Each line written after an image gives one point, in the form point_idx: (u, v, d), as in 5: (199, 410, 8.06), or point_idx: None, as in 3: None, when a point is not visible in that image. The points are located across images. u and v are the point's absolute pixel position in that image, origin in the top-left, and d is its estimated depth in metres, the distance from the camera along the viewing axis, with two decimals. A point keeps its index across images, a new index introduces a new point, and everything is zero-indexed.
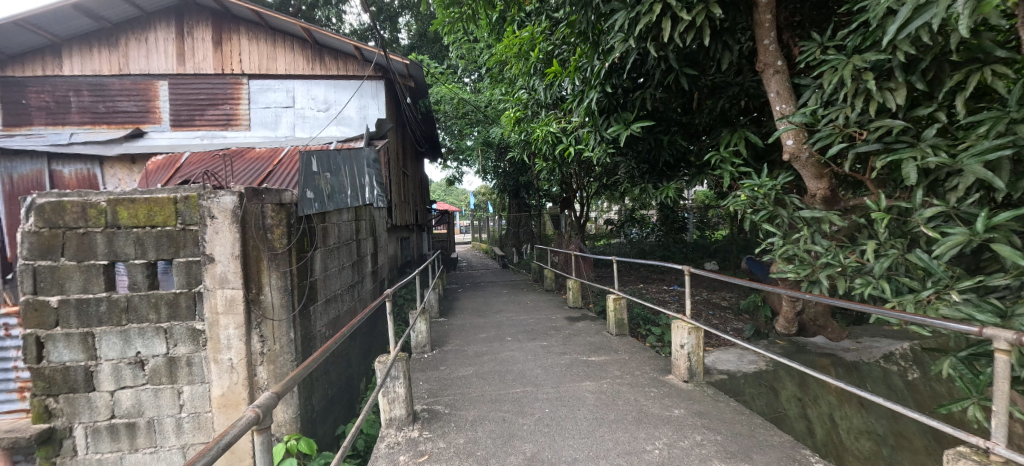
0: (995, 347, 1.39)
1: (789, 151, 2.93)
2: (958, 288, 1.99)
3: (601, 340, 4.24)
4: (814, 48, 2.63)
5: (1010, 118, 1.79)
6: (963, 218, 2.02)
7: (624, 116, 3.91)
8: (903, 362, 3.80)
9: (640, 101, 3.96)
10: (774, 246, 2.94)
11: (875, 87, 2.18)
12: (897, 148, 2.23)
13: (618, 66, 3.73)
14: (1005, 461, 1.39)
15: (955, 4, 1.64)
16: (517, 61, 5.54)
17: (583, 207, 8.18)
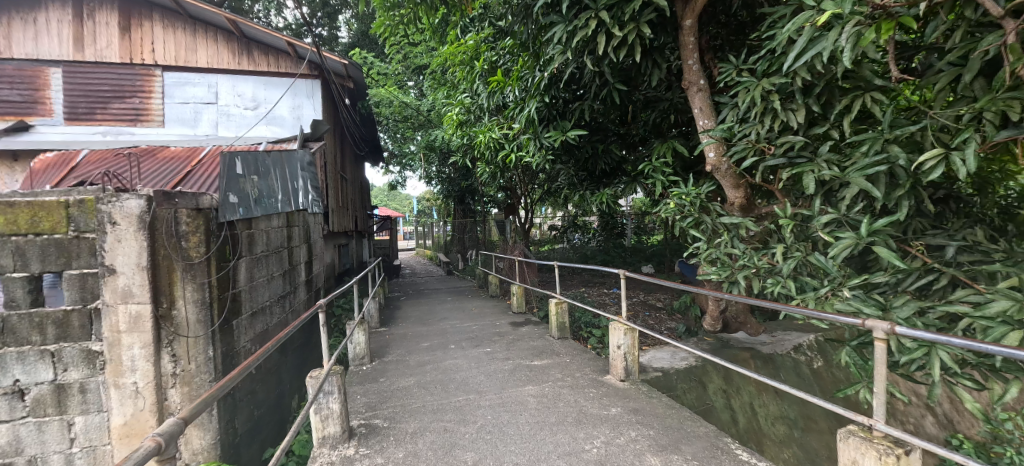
0: (875, 336, 1.60)
1: (711, 163, 3.18)
2: (849, 286, 2.25)
3: (543, 344, 4.31)
4: (731, 69, 2.89)
5: (885, 138, 2.07)
6: (852, 224, 2.29)
7: (564, 125, 4.04)
8: (809, 353, 4.24)
9: (580, 111, 4.10)
10: (699, 250, 3.16)
11: (781, 107, 2.43)
12: (799, 162, 2.49)
13: (557, 78, 3.85)
14: (885, 436, 1.59)
15: (840, 38, 1.88)
16: (460, 68, 5.54)
17: (527, 213, 8.30)
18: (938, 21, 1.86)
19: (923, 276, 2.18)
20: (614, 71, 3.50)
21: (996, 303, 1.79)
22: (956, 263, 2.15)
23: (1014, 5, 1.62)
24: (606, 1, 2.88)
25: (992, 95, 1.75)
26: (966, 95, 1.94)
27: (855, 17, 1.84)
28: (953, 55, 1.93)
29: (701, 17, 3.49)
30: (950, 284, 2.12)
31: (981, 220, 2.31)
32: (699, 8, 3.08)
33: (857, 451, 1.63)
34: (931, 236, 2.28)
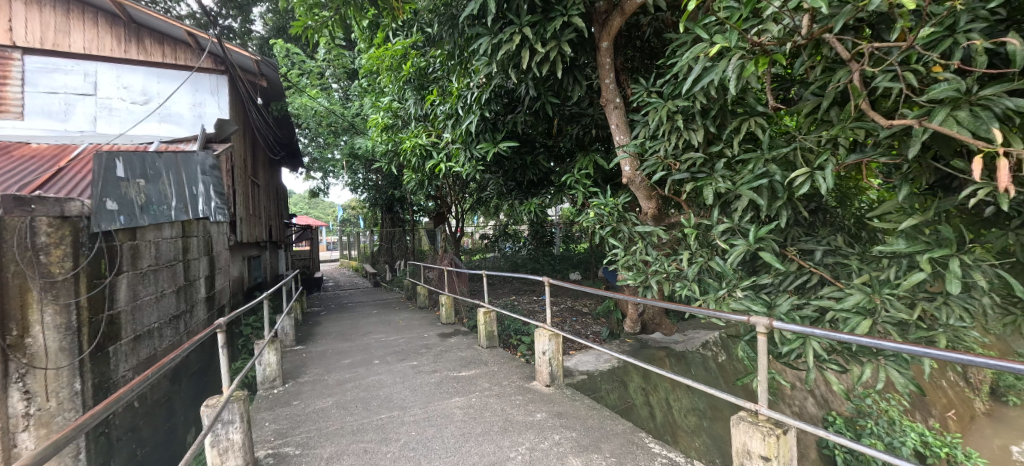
0: (758, 330, 1.82)
1: (627, 176, 3.40)
2: (741, 287, 2.53)
3: (472, 354, 4.28)
4: (642, 90, 3.12)
5: (765, 159, 2.39)
6: (743, 232, 2.58)
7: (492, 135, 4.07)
8: (715, 348, 4.66)
9: (509, 124, 4.19)
10: (617, 257, 3.35)
11: (683, 126, 2.69)
12: (700, 176, 2.76)
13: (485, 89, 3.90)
14: (767, 418, 1.80)
15: (728, 69, 2.14)
16: (388, 74, 5.40)
17: (458, 221, 8.24)
18: (803, 59, 2.18)
19: (800, 276, 2.50)
20: (537, 85, 3.62)
21: (852, 296, 2.12)
22: (824, 265, 2.51)
23: (856, 50, 1.95)
24: (529, 18, 2.98)
25: (843, 124, 2.08)
26: (825, 123, 2.29)
27: (739, 52, 2.10)
28: (815, 88, 2.26)
29: (617, 40, 3.74)
30: (819, 282, 2.46)
31: (843, 228, 2.72)
32: (614, 31, 3.29)
33: (745, 434, 1.82)
34: (804, 241, 2.64)
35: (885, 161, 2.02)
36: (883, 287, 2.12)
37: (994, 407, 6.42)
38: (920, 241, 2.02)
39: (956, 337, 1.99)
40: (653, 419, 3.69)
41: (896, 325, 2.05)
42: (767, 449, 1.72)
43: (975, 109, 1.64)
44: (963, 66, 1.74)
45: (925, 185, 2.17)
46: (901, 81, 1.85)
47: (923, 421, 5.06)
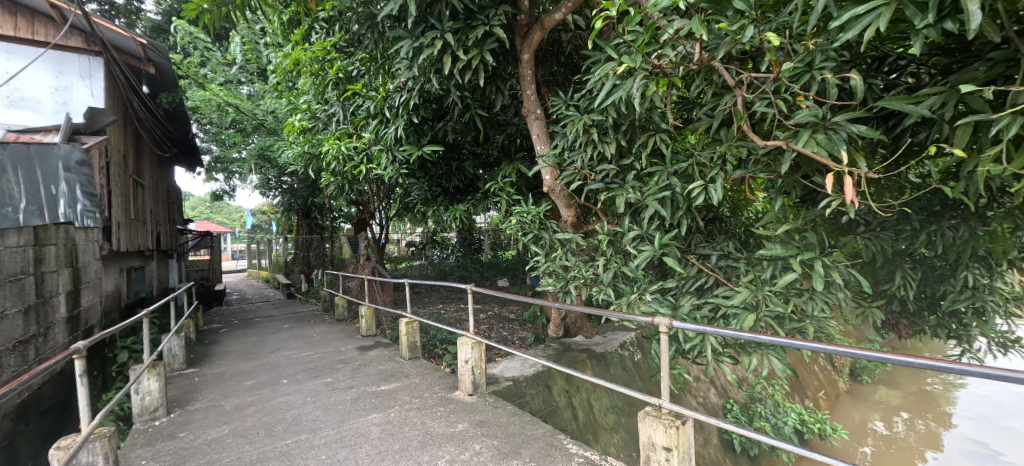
0: (661, 330, 1.99)
1: (547, 185, 3.43)
2: (649, 290, 2.72)
3: (392, 367, 4.10)
4: (561, 102, 3.24)
5: (668, 172, 2.61)
6: (651, 239, 2.77)
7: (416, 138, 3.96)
8: (632, 348, 4.93)
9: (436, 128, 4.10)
10: (538, 263, 3.41)
11: (598, 139, 2.85)
12: (613, 187, 2.92)
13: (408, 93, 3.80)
14: (669, 411, 1.94)
15: (633, 87, 2.31)
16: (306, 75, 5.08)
17: (382, 228, 7.94)
18: (697, 82, 2.42)
19: (698, 279, 2.75)
20: (460, 92, 3.61)
21: (740, 294, 2.39)
22: (718, 267, 2.78)
23: (739, 78, 2.21)
24: (451, 24, 2.96)
25: (730, 142, 2.34)
26: (717, 141, 2.56)
27: (643, 72, 2.28)
28: (708, 110, 2.53)
29: (539, 53, 3.85)
30: (714, 284, 2.73)
31: (734, 235, 3.05)
32: (535, 44, 3.37)
33: (651, 428, 1.94)
34: (703, 247, 2.90)
35: (764, 176, 2.30)
36: (764, 286, 2.41)
37: (854, 387, 7.55)
38: (791, 246, 2.33)
39: (819, 327, 2.31)
40: (575, 420, 3.80)
41: (774, 320, 2.33)
42: (669, 440, 1.86)
43: (829, 133, 1.93)
44: (819, 98, 2.06)
45: (795, 198, 2.51)
46: (773, 108, 2.13)
47: (801, 402, 5.79)
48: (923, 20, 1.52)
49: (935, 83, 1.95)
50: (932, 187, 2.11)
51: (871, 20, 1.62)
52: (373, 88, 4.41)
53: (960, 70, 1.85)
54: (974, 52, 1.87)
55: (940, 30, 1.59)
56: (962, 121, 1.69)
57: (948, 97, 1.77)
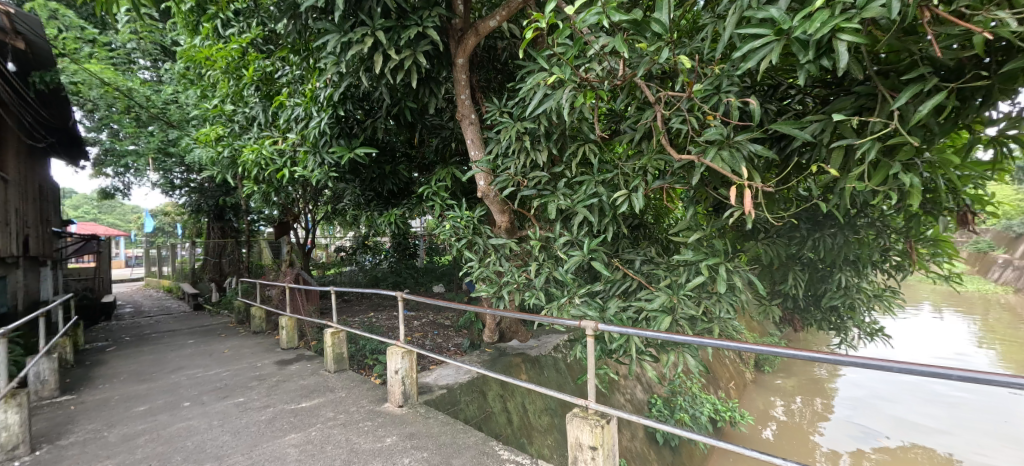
0: (588, 333, 2.06)
1: (482, 190, 3.41)
2: (578, 294, 2.83)
3: (315, 381, 3.84)
4: (495, 109, 3.26)
5: (596, 181, 2.73)
6: (580, 245, 2.87)
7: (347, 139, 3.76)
8: (565, 350, 5.03)
9: (367, 130, 3.93)
10: (472, 269, 3.37)
11: (530, 147, 2.90)
12: (545, 194, 2.98)
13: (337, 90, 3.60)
14: (595, 412, 2.00)
15: (563, 98, 2.40)
16: (221, 75, 4.66)
17: (309, 231, 7.60)
18: (622, 97, 2.55)
19: (624, 282, 2.89)
20: (393, 94, 3.49)
21: (659, 297, 2.54)
22: (641, 271, 2.94)
23: (658, 96, 2.38)
24: (382, 22, 2.84)
25: (651, 155, 2.51)
26: (640, 153, 2.72)
27: (571, 84, 2.37)
28: (632, 123, 2.69)
29: (476, 58, 3.84)
30: (637, 287, 2.88)
31: (656, 240, 3.25)
32: (470, 50, 3.33)
33: (578, 429, 1.99)
34: (628, 252, 3.06)
35: (680, 186, 2.48)
36: (679, 288, 2.59)
37: (759, 376, 8.38)
38: (701, 251, 2.54)
39: (724, 326, 2.54)
40: (510, 425, 3.80)
41: (688, 319, 2.53)
42: (595, 439, 1.93)
43: (732, 150, 2.14)
44: (725, 118, 2.28)
45: (707, 207, 2.74)
46: (686, 124, 2.32)
47: (716, 393, 6.30)
48: (806, 55, 1.74)
49: (816, 111, 2.24)
50: (814, 200, 2.41)
51: (766, 52, 1.82)
52: (302, 91, 4.07)
53: (834, 101, 2.14)
54: (845, 87, 2.17)
55: (820, 65, 1.83)
56: (835, 145, 1.97)
57: (826, 124, 2.05)
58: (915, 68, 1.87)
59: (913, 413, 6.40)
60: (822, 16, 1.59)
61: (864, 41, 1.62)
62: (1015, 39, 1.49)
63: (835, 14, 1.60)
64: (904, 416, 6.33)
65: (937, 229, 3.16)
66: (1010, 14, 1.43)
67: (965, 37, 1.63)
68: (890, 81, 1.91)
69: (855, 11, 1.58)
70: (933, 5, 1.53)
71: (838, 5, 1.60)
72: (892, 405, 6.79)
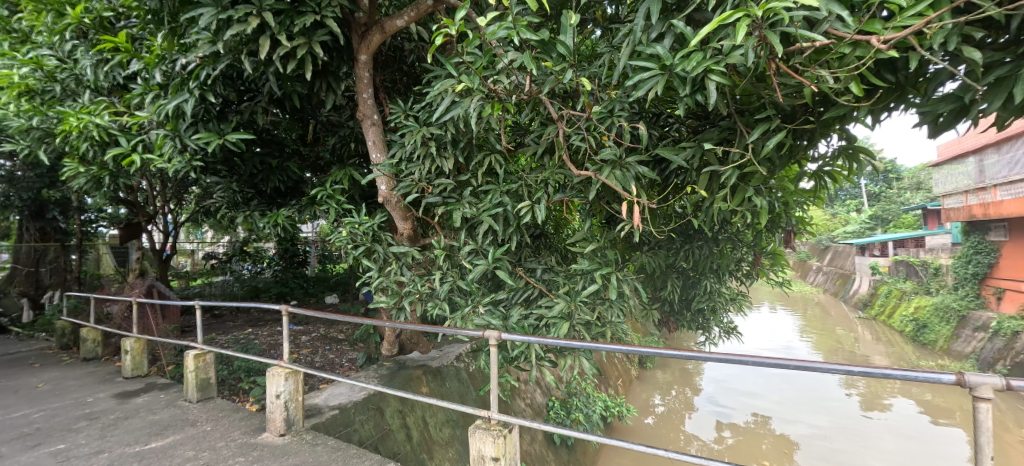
0: (491, 344, 2.04)
1: (382, 195, 3.19)
2: (482, 303, 2.81)
3: (171, 414, 3.24)
4: (399, 111, 3.11)
5: (501, 190, 2.76)
6: (484, 253, 2.86)
7: (219, 126, 3.24)
8: (467, 359, 4.96)
9: (242, 116, 3.42)
10: (370, 279, 3.14)
11: (436, 153, 2.82)
12: (449, 201, 2.93)
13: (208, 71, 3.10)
14: (498, 422, 1.98)
15: (471, 106, 2.38)
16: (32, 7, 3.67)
17: (173, 232, 6.49)
18: (527, 112, 2.61)
19: (525, 291, 2.95)
20: (282, 86, 3.14)
21: (558, 305, 2.63)
22: (542, 279, 3.03)
23: (561, 113, 2.48)
24: (271, 2, 2.51)
25: (553, 169, 2.62)
26: (542, 166, 2.82)
27: (480, 93, 2.36)
28: (536, 137, 2.79)
29: (380, 57, 3.64)
30: (538, 295, 2.96)
31: (556, 249, 3.39)
32: (374, 47, 3.14)
33: (480, 441, 1.95)
34: (529, 261, 3.13)
35: (579, 200, 2.62)
36: (576, 296, 2.72)
37: (643, 373, 9.19)
38: (596, 261, 2.71)
39: (616, 329, 2.72)
40: (409, 441, 3.61)
41: (585, 325, 2.66)
42: (497, 450, 1.91)
43: (623, 169, 2.33)
44: (618, 139, 2.47)
45: (601, 220, 2.94)
46: (585, 142, 2.46)
47: (607, 391, 6.75)
48: (684, 89, 1.95)
49: (690, 138, 2.56)
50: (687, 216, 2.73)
51: (653, 83, 2.02)
52: (149, 48, 3.41)
53: (703, 131, 2.46)
54: (712, 120, 2.50)
55: (695, 99, 2.07)
56: (705, 170, 2.26)
57: (698, 151, 2.34)
58: (763, 109, 2.21)
59: (761, 401, 7.56)
60: (697, 57, 1.79)
61: (728, 82, 1.86)
62: (831, 94, 1.83)
63: (707, 57, 1.81)
64: (754, 405, 7.44)
65: (777, 243, 3.80)
66: (828, 73, 1.74)
67: (798, 89, 1.96)
68: (745, 118, 2.25)
69: (721, 55, 1.80)
70: (776, 59, 1.79)
71: (708, 49, 1.81)
72: (746, 394, 7.96)
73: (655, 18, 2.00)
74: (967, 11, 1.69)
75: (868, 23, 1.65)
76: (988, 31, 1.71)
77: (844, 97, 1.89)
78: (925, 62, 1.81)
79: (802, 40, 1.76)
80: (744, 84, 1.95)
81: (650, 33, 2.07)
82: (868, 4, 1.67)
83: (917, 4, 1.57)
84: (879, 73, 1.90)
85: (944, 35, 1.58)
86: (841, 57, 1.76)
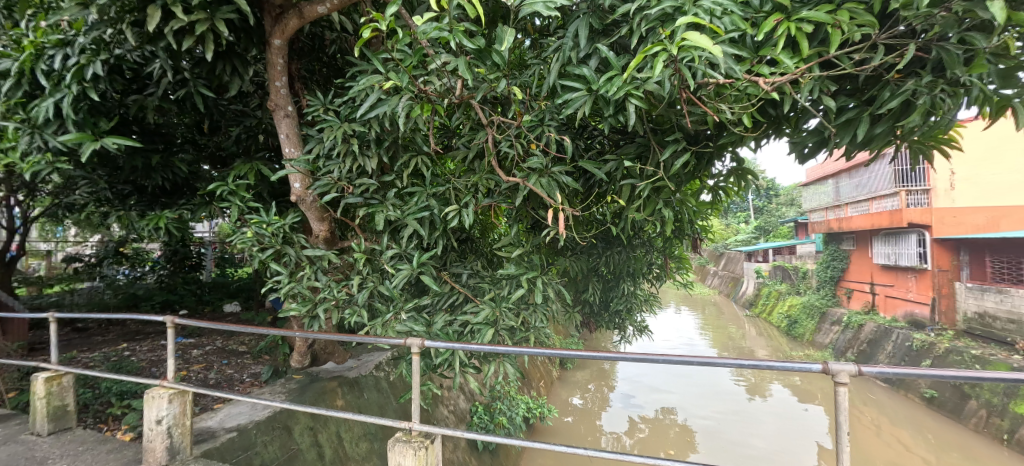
0: (413, 352, 1.95)
1: (296, 193, 2.92)
2: (405, 309, 2.68)
3: (12, 452, 2.65)
4: (318, 104, 2.87)
5: (428, 193, 2.68)
6: (408, 258, 2.75)
7: (96, 125, 2.69)
8: (387, 368, 4.73)
9: (130, 111, 2.91)
10: (278, 285, 2.85)
11: (358, 151, 2.65)
12: (372, 203, 2.77)
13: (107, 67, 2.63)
14: (419, 433, 1.88)
15: (399, 106, 2.27)
16: None
17: (22, 230, 5.37)
18: (457, 116, 2.56)
19: (451, 296, 2.88)
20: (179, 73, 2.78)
21: (484, 310, 2.61)
22: (468, 284, 2.98)
23: (491, 119, 2.47)
24: None
25: (481, 174, 2.59)
26: (471, 171, 2.78)
27: (408, 93, 2.25)
28: (465, 141, 2.76)
29: (297, 45, 3.35)
30: (464, 300, 2.91)
31: (483, 254, 3.37)
32: (291, 33, 2.82)
33: (400, 455, 1.85)
34: (456, 266, 3.06)
35: (505, 205, 2.64)
36: (502, 301, 2.72)
37: (563, 374, 9.48)
38: (522, 266, 2.73)
39: (540, 333, 2.76)
40: (321, 460, 3.33)
41: (509, 330, 2.66)
42: (418, 464, 1.82)
43: (549, 178, 2.39)
44: (546, 148, 2.52)
45: (527, 225, 2.99)
46: (513, 149, 2.48)
47: (529, 393, 6.84)
48: (607, 110, 2.06)
49: (612, 150, 2.70)
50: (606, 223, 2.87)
51: (579, 103, 2.10)
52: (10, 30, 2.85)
53: (623, 145, 2.61)
54: (631, 135, 2.66)
55: (616, 118, 2.19)
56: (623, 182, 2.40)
57: (618, 165, 2.48)
58: (674, 131, 2.39)
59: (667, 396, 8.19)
60: (619, 81, 1.90)
61: (645, 106, 1.99)
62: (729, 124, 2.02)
63: (627, 81, 1.92)
64: (662, 400, 8.03)
65: (683, 249, 4.13)
66: (727, 107, 1.91)
67: (702, 117, 2.14)
68: (659, 137, 2.42)
69: (641, 82, 1.91)
70: (687, 89, 1.92)
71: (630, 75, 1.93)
72: (655, 390, 8.57)
73: (583, 42, 2.11)
74: (830, 65, 2.01)
75: (757, 67, 1.86)
76: (844, 80, 2.04)
77: (738, 126, 2.12)
78: (796, 101, 2.11)
79: (707, 76, 1.92)
80: (659, 109, 2.07)
81: (579, 53, 2.16)
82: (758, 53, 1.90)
83: (795, 57, 1.81)
84: (765, 107, 2.15)
85: (812, 83, 1.85)
86: (737, 93, 1.95)
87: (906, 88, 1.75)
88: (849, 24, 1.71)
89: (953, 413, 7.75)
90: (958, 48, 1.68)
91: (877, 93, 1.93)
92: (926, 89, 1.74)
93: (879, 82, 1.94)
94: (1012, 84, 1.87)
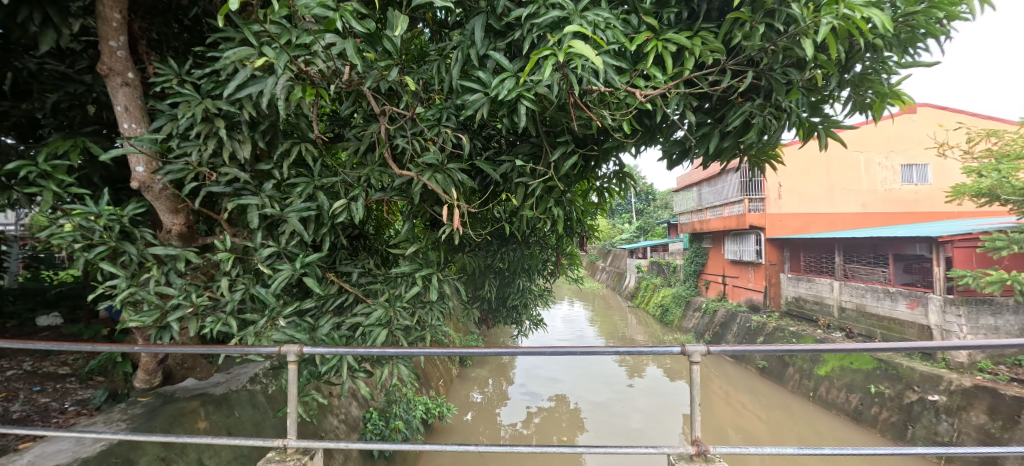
0: (290, 360, 1.76)
1: (138, 180, 2.43)
2: (284, 314, 2.41)
3: None
4: (170, 74, 2.42)
5: (314, 184, 2.43)
6: (289, 256, 2.46)
7: None
8: (265, 380, 4.24)
9: None
10: (114, 290, 2.34)
11: (225, 134, 2.29)
12: (243, 194, 2.43)
13: None
14: (296, 449, 1.70)
15: (276, 86, 2.00)
16: None
17: None
18: (347, 104, 2.37)
19: (339, 297, 2.66)
20: None
21: (376, 311, 2.45)
22: (357, 285, 2.78)
23: (383, 109, 2.33)
24: None
25: (372, 167, 2.44)
26: (363, 163, 2.60)
27: (289, 74, 2.00)
28: (356, 132, 2.57)
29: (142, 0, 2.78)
30: (353, 301, 2.71)
31: (377, 251, 3.18)
32: None
33: None
34: (344, 264, 2.83)
35: (399, 201, 2.50)
36: (396, 300, 2.58)
37: (463, 371, 9.45)
38: (417, 263, 2.64)
39: (436, 332, 2.69)
40: None
41: (404, 330, 2.54)
42: None
43: (445, 174, 2.35)
44: (443, 147, 2.46)
45: (424, 222, 2.89)
46: (410, 144, 2.38)
47: (427, 393, 6.69)
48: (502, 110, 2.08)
49: (508, 150, 2.74)
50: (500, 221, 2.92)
51: (477, 103, 2.10)
52: None
53: (517, 145, 2.66)
54: (524, 135, 2.72)
55: (510, 117, 2.22)
56: (517, 181, 2.45)
57: (513, 164, 2.54)
58: (564, 134, 2.49)
59: (560, 385, 8.67)
60: (511, 82, 1.92)
61: (535, 109, 2.03)
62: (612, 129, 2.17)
63: (518, 83, 1.95)
64: (556, 389, 8.49)
65: (573, 245, 4.38)
66: (609, 114, 2.05)
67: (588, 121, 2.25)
68: (549, 139, 2.51)
69: (531, 84, 1.96)
70: (576, 94, 2.00)
71: (521, 77, 1.96)
72: (550, 380, 9.03)
73: (480, 40, 2.09)
74: (692, 83, 2.27)
75: (635, 79, 2.03)
76: (701, 98, 2.32)
77: (620, 133, 2.29)
78: (667, 114, 2.34)
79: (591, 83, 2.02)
80: (550, 112, 2.13)
81: (476, 51, 2.13)
82: (634, 67, 2.07)
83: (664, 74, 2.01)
84: (641, 118, 2.35)
85: (678, 98, 2.07)
86: (617, 103, 2.10)
87: (745, 111, 2.06)
88: (706, 49, 2.00)
89: (778, 379, 9.45)
90: (782, 79, 2.02)
91: (725, 112, 2.23)
92: (758, 112, 2.07)
93: (727, 103, 2.25)
94: (819, 113, 2.31)
